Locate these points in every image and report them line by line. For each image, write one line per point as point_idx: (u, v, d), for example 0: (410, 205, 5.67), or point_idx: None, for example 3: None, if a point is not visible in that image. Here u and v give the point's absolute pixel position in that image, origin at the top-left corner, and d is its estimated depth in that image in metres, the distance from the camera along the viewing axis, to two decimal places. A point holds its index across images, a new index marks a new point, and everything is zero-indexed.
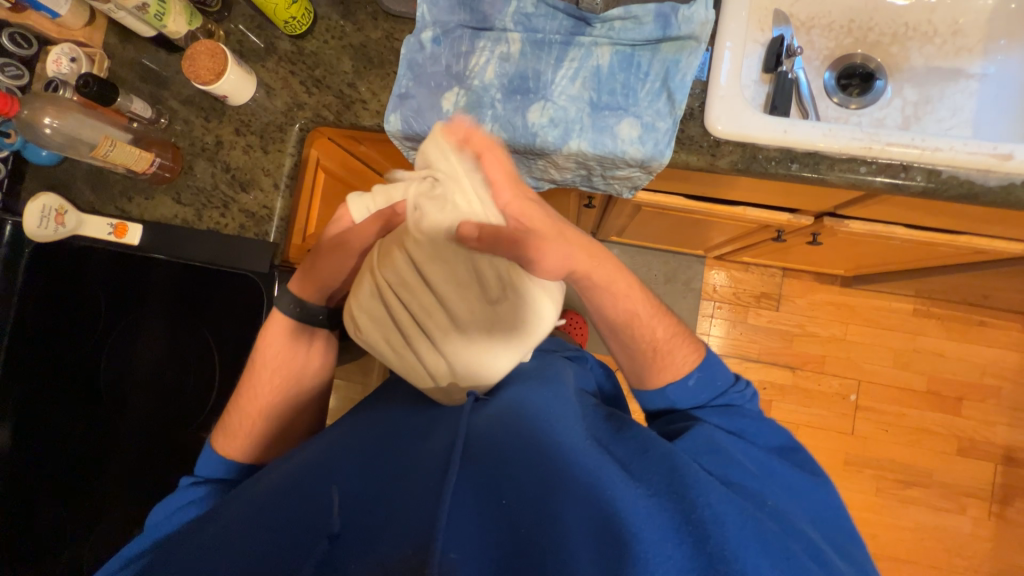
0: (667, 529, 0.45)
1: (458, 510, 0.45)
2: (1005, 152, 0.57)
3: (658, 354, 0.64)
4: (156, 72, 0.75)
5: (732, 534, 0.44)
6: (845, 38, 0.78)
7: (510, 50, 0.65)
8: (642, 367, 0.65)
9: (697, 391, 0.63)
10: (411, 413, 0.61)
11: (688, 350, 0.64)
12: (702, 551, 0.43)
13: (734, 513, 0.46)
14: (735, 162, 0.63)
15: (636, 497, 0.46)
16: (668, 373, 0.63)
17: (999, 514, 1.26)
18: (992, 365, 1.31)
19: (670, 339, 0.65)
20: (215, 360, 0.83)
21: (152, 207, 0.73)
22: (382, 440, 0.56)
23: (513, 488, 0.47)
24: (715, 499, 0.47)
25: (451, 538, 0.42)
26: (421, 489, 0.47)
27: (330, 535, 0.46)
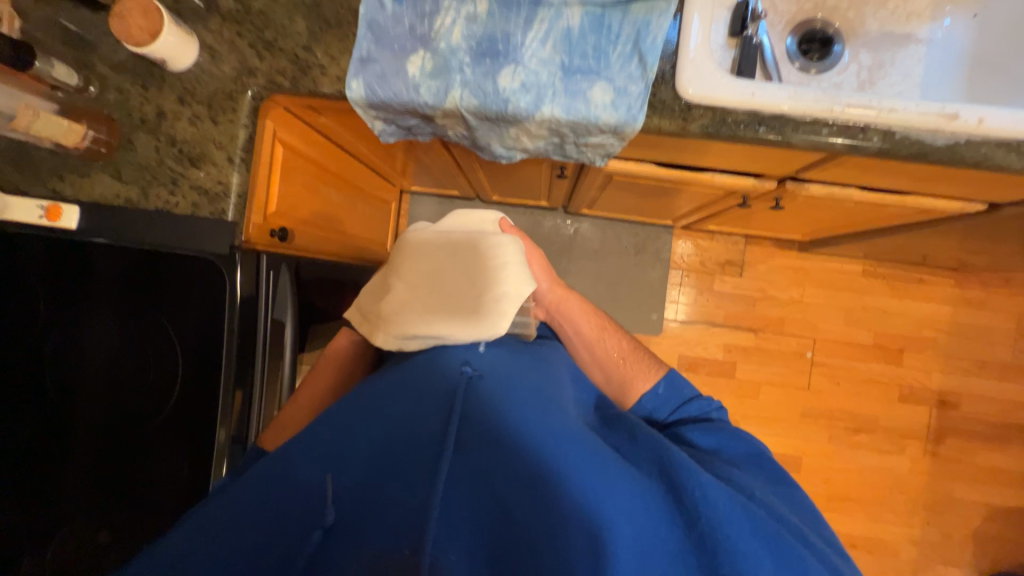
0: (660, 515, 0.47)
1: (451, 496, 0.46)
2: (951, 112, 0.60)
3: (629, 367, 0.72)
4: (80, 35, 0.67)
5: (723, 511, 0.46)
6: (806, 2, 0.79)
7: (477, 11, 0.62)
8: (617, 377, 0.72)
9: (666, 398, 0.68)
10: (393, 380, 0.59)
11: (650, 362, 0.73)
12: (695, 532, 0.45)
13: (724, 495, 0.47)
14: (706, 126, 0.63)
15: (627, 482, 0.48)
16: (638, 386, 0.69)
17: (933, 452, 1.40)
18: (929, 319, 1.43)
19: (632, 353, 0.74)
20: (164, 359, 0.71)
21: (89, 187, 0.66)
22: (367, 419, 0.55)
23: (506, 472, 0.48)
24: (706, 480, 0.48)
25: (443, 540, 0.42)
26: (414, 474, 0.48)
27: (324, 526, 0.45)
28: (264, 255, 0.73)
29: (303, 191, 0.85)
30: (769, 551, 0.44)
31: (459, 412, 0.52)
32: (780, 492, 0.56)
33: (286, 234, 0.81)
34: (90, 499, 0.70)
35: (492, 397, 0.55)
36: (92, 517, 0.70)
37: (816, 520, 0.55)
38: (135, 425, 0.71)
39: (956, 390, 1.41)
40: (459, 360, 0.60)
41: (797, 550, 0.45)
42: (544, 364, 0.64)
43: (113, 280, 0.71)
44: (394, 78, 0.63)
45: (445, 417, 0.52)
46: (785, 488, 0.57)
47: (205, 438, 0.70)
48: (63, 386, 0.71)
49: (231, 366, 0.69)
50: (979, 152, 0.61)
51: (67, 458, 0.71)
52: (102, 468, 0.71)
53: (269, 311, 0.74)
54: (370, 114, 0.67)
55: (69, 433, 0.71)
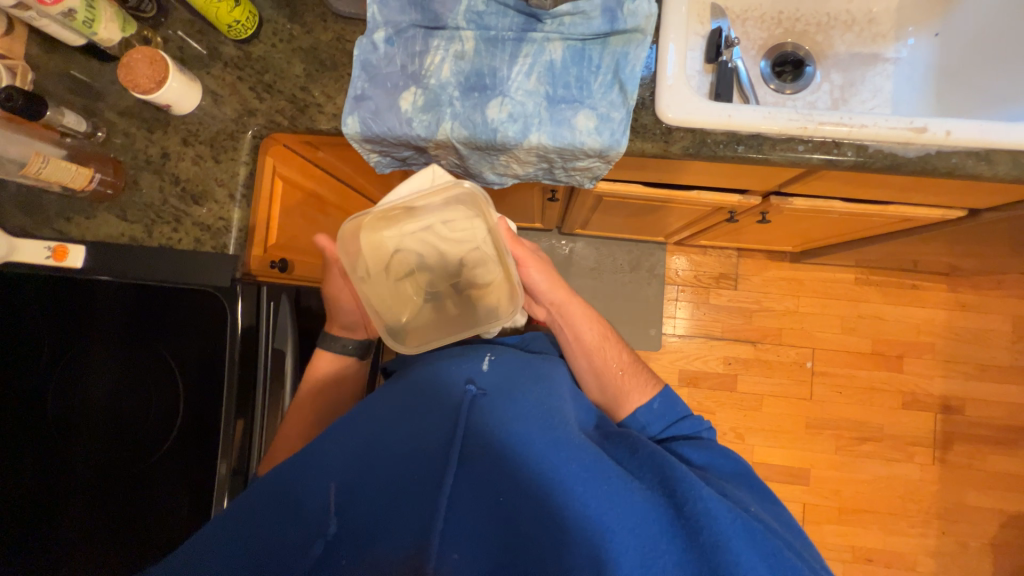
0: (663, 526, 0.46)
1: (457, 507, 0.48)
2: (920, 125, 0.62)
3: (624, 380, 0.71)
4: (89, 84, 0.71)
5: (725, 525, 0.45)
6: (776, 28, 0.84)
7: (464, 49, 0.66)
8: (610, 387, 0.71)
9: (661, 415, 0.68)
10: (398, 389, 0.61)
11: (646, 378, 0.72)
12: (696, 543, 0.45)
13: (725, 507, 0.47)
14: (687, 147, 0.66)
15: (630, 494, 0.48)
16: (631, 403, 0.69)
17: (942, 459, 1.38)
18: (926, 324, 1.43)
19: (631, 366, 0.73)
20: (165, 392, 0.71)
21: (95, 227, 0.69)
22: (376, 429, 0.55)
23: (511, 483, 0.49)
24: (706, 492, 0.48)
25: (447, 540, 0.46)
26: (422, 487, 0.50)
27: (325, 537, 0.49)
28: (265, 287, 0.74)
29: (302, 222, 0.88)
30: (768, 564, 0.44)
31: (466, 426, 0.52)
32: (762, 504, 0.57)
33: (284, 264, 0.83)
34: (90, 538, 0.70)
35: (497, 410, 0.54)
36: (92, 555, 0.70)
37: (803, 538, 0.55)
38: (136, 461, 0.70)
39: (959, 395, 1.41)
40: (464, 376, 0.59)
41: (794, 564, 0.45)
42: (548, 377, 0.64)
43: (114, 316, 0.72)
44: (387, 113, 0.66)
45: (451, 430, 0.53)
46: (779, 507, 0.58)
47: (206, 472, 0.69)
48: (66, 424, 0.71)
49: (232, 398, 0.69)
50: (950, 162, 0.63)
51: (67, 497, 0.70)
52: (101, 506, 0.70)
53: (270, 343, 0.75)
54: (365, 147, 0.70)
55: (70, 471, 0.70)
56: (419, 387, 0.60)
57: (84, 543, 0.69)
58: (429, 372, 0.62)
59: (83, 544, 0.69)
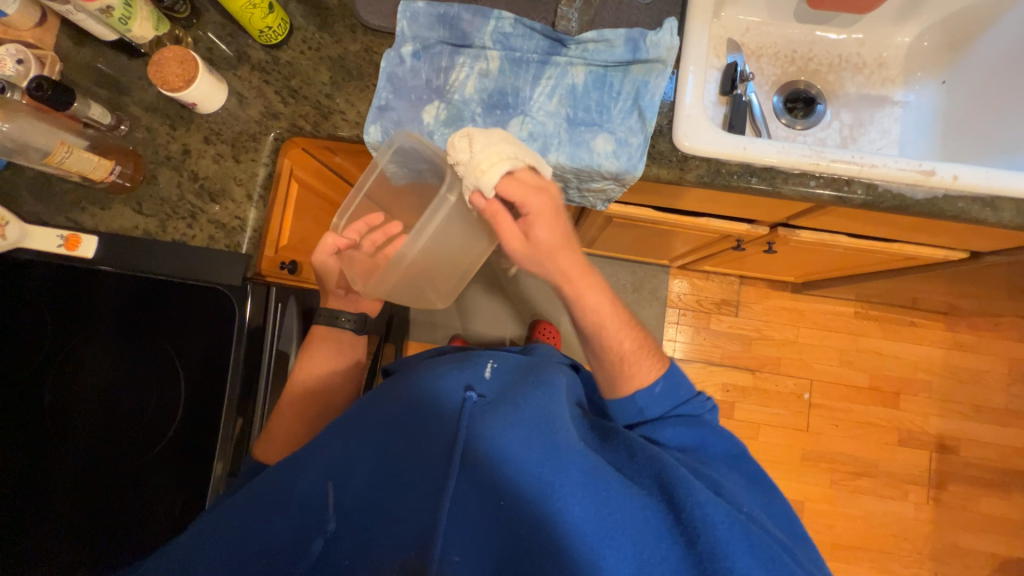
0: (661, 532, 0.46)
1: (456, 511, 0.48)
2: (928, 168, 0.64)
3: (628, 366, 0.64)
4: (115, 78, 0.72)
5: (725, 533, 0.44)
6: (789, 66, 0.87)
7: (489, 67, 0.68)
8: (611, 375, 0.65)
9: (664, 399, 0.63)
10: (389, 389, 0.58)
11: (654, 360, 0.65)
12: (694, 551, 0.45)
13: (725, 513, 0.45)
14: (701, 175, 0.67)
15: (628, 499, 0.47)
16: (635, 382, 0.63)
17: (936, 498, 1.38)
18: (923, 361, 1.44)
19: (636, 350, 0.65)
20: (163, 388, 0.70)
21: (110, 218, 0.69)
22: (373, 428, 0.54)
23: (510, 487, 0.47)
24: (705, 497, 0.46)
25: (449, 542, 0.47)
26: (423, 488, 0.50)
27: (325, 534, 0.48)
28: (274, 287, 0.75)
29: (312, 224, 0.88)
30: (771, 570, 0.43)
31: (466, 427, 0.51)
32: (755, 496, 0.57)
33: (295, 266, 0.83)
34: (73, 535, 0.68)
35: (498, 412, 0.52)
36: (73, 552, 0.67)
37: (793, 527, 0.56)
38: (127, 457, 0.69)
39: (954, 434, 1.41)
40: (465, 378, 0.57)
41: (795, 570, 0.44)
42: (551, 379, 0.58)
43: (118, 308, 0.71)
44: (410, 125, 0.67)
45: (452, 433, 0.52)
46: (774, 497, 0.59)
47: (200, 472, 0.68)
48: (60, 415, 0.69)
49: (234, 399, 0.69)
50: (956, 206, 0.65)
51: (51, 491, 0.68)
52: (88, 502, 0.68)
53: (276, 343, 0.75)
54: None
55: (58, 464, 0.69)
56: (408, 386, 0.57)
57: (66, 540, 0.67)
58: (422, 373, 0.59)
59: (65, 541, 0.67)
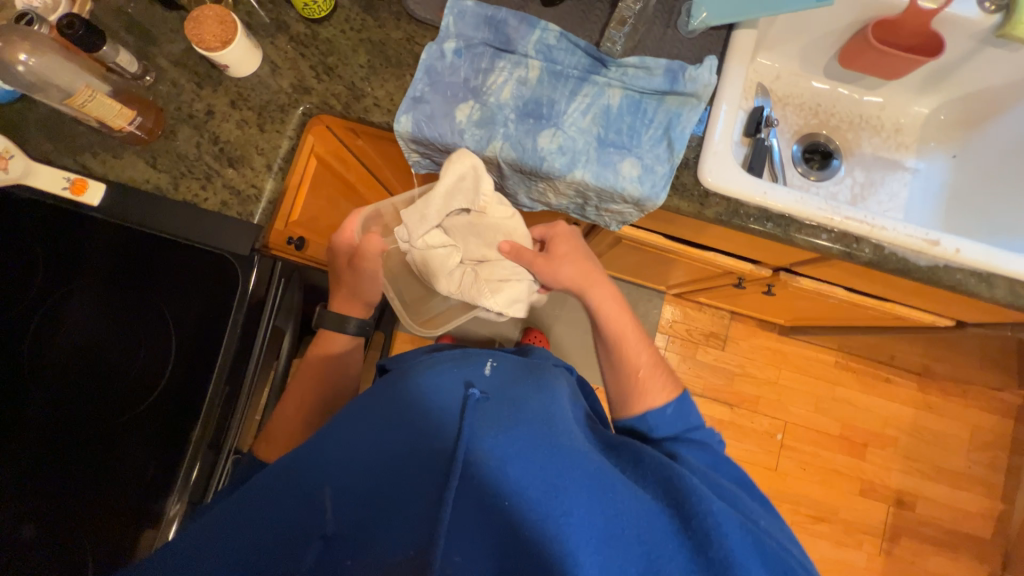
0: (670, 536, 0.47)
1: (460, 511, 0.47)
2: (934, 238, 0.67)
3: (640, 382, 0.69)
4: (145, 26, 0.70)
5: (733, 539, 0.46)
6: (812, 118, 0.89)
7: (528, 76, 0.68)
8: (627, 394, 0.69)
9: (674, 420, 0.65)
10: (390, 384, 0.57)
11: (665, 385, 0.68)
12: (703, 556, 0.46)
13: (733, 521, 0.47)
14: (719, 213, 0.69)
15: (635, 501, 0.48)
16: (647, 402, 0.67)
17: (888, 551, 1.42)
18: (892, 417, 1.49)
19: (651, 368, 0.70)
20: (149, 347, 0.68)
21: (121, 167, 0.68)
22: (373, 425, 0.54)
23: (515, 489, 0.47)
24: (716, 506, 0.47)
25: (452, 544, 0.45)
26: (426, 484, 0.49)
27: (324, 535, 0.49)
28: (280, 262, 0.74)
29: (325, 203, 0.87)
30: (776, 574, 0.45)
31: (467, 427, 0.51)
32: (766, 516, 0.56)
33: (301, 243, 0.82)
34: (31, 490, 0.64)
35: (498, 417, 0.53)
36: (29, 509, 0.64)
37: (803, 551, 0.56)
38: (102, 413, 0.66)
39: (913, 492, 1.46)
40: (463, 376, 0.57)
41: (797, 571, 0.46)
42: (551, 386, 0.60)
43: (113, 262, 0.68)
44: (442, 120, 0.67)
45: (452, 433, 0.52)
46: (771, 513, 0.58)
47: (178, 440, 0.66)
48: (37, 363, 0.67)
49: (224, 369, 0.67)
50: (954, 277, 0.68)
51: (14, 438, 0.65)
52: (52, 455, 0.65)
53: (273, 318, 0.74)
54: (410, 147, 0.71)
55: (26, 410, 0.66)
56: (411, 386, 0.56)
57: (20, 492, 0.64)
58: (424, 370, 0.58)
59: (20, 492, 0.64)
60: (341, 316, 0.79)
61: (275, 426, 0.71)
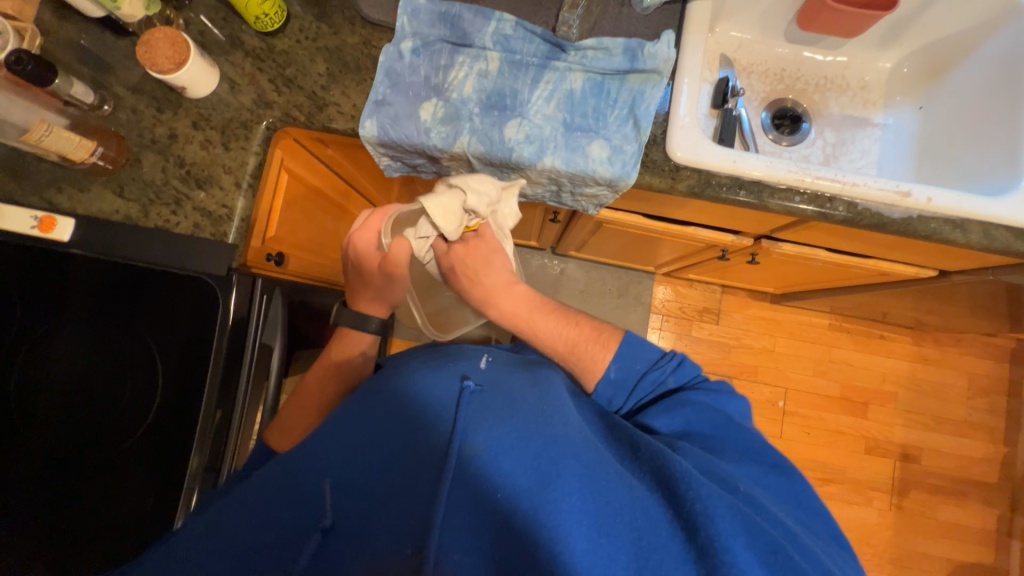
0: (662, 522, 0.46)
1: (453, 505, 0.48)
2: (905, 190, 0.67)
3: (579, 353, 0.68)
4: (99, 56, 0.69)
5: (724, 526, 0.44)
6: (778, 84, 0.90)
7: (488, 68, 0.68)
8: (573, 372, 0.69)
9: (620, 381, 0.66)
10: (385, 385, 0.58)
11: (599, 347, 0.68)
12: (694, 544, 0.45)
13: (726, 506, 0.46)
14: (692, 186, 0.69)
15: (626, 493, 0.48)
16: (590, 373, 0.67)
17: (898, 505, 1.44)
18: (890, 373, 1.51)
19: (575, 338, 0.69)
20: (136, 378, 0.67)
21: (88, 201, 0.67)
22: (368, 421, 0.54)
23: (507, 480, 0.48)
24: (706, 491, 0.46)
25: (447, 540, 0.46)
26: (422, 482, 0.49)
27: (322, 528, 0.48)
28: (260, 280, 0.73)
29: (300, 217, 0.86)
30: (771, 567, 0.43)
31: (461, 420, 0.52)
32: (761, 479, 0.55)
33: (281, 258, 0.82)
34: (32, 530, 0.64)
35: (492, 407, 0.54)
36: (31, 549, 0.64)
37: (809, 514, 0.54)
38: (96, 447, 0.66)
39: (917, 444, 1.47)
40: (459, 370, 0.59)
41: (799, 563, 0.44)
42: (546, 378, 0.61)
43: (89, 293, 0.68)
44: (406, 121, 0.66)
45: (447, 427, 0.52)
46: (785, 483, 0.55)
47: (175, 467, 0.66)
48: (27, 402, 0.66)
49: (214, 389, 0.67)
50: (929, 226, 0.68)
51: (11, 482, 0.65)
52: (50, 496, 0.65)
53: (258, 335, 0.73)
54: (379, 151, 0.71)
55: (19, 453, 0.66)
56: (404, 386, 0.57)
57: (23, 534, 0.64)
58: (419, 368, 0.60)
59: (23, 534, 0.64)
60: (360, 315, 0.74)
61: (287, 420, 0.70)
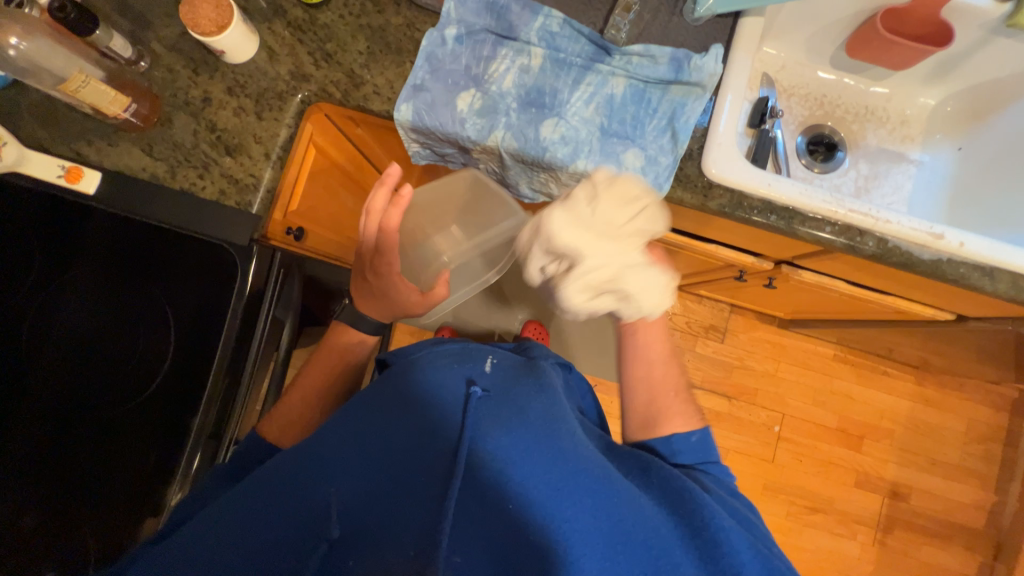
0: (675, 543, 0.48)
1: (463, 513, 0.47)
2: (938, 232, 0.66)
3: (662, 407, 0.65)
4: (139, 11, 0.69)
5: (742, 553, 0.47)
6: (817, 109, 0.88)
7: (531, 64, 0.67)
8: (653, 415, 0.65)
9: (695, 449, 0.62)
10: (394, 383, 0.57)
11: (685, 417, 0.65)
12: (712, 568, 0.46)
13: (742, 536, 0.48)
14: (723, 205, 0.68)
15: (643, 511, 0.49)
16: (670, 426, 0.63)
17: (882, 541, 1.44)
18: (889, 410, 1.50)
19: (674, 402, 0.66)
20: (149, 337, 0.68)
21: (115, 155, 0.66)
22: (378, 422, 0.54)
23: (521, 490, 0.48)
24: (726, 522, 0.48)
25: (453, 542, 0.46)
26: (431, 489, 0.49)
27: (329, 540, 0.46)
28: (280, 253, 0.73)
29: (322, 193, 0.86)
30: None
31: (471, 426, 0.51)
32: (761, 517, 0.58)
33: (300, 233, 0.81)
34: (31, 478, 0.65)
35: (503, 415, 0.53)
36: (30, 496, 0.64)
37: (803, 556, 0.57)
38: (102, 404, 0.66)
39: (908, 483, 1.47)
40: (466, 373, 0.58)
41: None
42: (551, 386, 0.61)
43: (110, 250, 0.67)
44: (443, 108, 0.66)
45: (456, 431, 0.52)
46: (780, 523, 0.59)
47: (178, 432, 0.66)
48: (35, 350, 0.66)
49: (225, 359, 0.67)
50: (958, 271, 0.67)
51: (12, 429, 0.65)
52: (51, 446, 0.65)
53: (271, 310, 0.72)
54: (410, 136, 0.70)
55: (24, 399, 0.66)
56: (409, 387, 0.56)
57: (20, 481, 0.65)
58: (424, 367, 0.58)
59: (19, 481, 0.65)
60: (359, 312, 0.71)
61: (288, 404, 0.69)
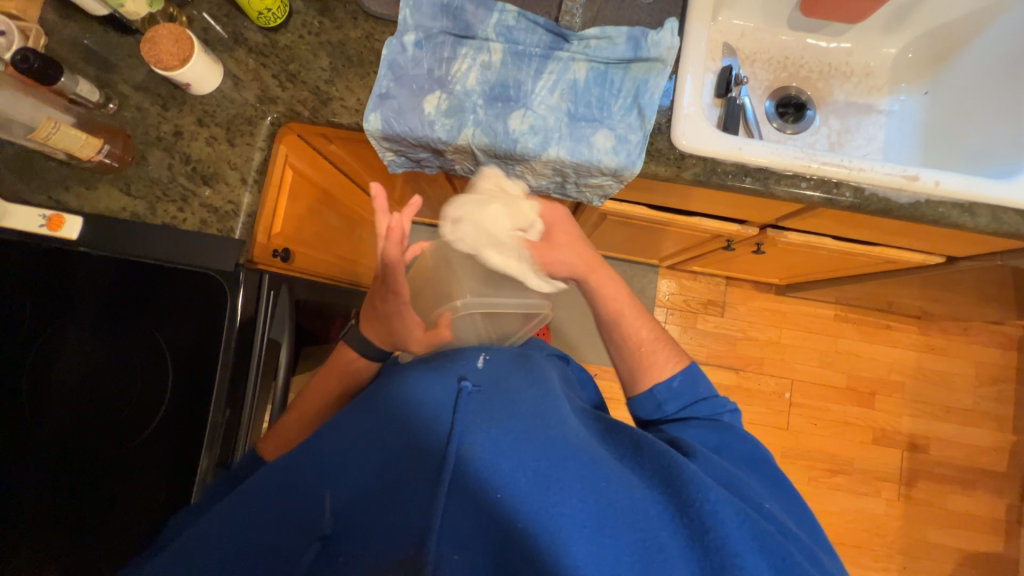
0: (664, 523, 0.47)
1: (453, 508, 0.47)
2: (912, 174, 0.67)
3: (647, 354, 0.67)
4: (103, 55, 0.70)
5: (730, 529, 0.46)
6: (782, 72, 0.89)
7: (492, 59, 0.68)
8: (633, 365, 0.68)
9: (681, 392, 0.65)
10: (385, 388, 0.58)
11: (671, 354, 0.68)
12: (700, 543, 0.46)
13: (732, 511, 0.47)
14: (697, 174, 0.69)
15: (631, 491, 0.48)
16: (653, 373, 0.66)
17: (906, 495, 1.43)
18: (896, 363, 1.50)
19: (654, 341, 0.69)
20: (146, 374, 0.68)
21: (95, 198, 0.67)
22: (370, 424, 0.54)
23: (508, 482, 0.47)
24: (714, 495, 0.47)
25: (446, 540, 0.45)
26: (421, 485, 0.49)
27: (323, 536, 0.48)
28: (267, 275, 0.73)
29: (305, 213, 0.86)
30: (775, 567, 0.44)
31: (459, 423, 0.51)
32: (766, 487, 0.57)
33: (287, 254, 0.82)
34: (48, 526, 0.65)
35: (490, 409, 0.53)
36: (48, 544, 0.65)
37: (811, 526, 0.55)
38: (108, 445, 0.66)
39: (925, 433, 1.47)
40: (457, 371, 0.58)
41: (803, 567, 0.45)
42: (542, 379, 0.62)
43: (99, 291, 0.68)
44: (411, 113, 0.66)
45: (444, 429, 0.52)
46: (789, 497, 0.57)
47: (183, 464, 0.66)
48: (36, 401, 0.67)
49: (223, 385, 0.67)
50: (937, 210, 0.68)
51: (25, 479, 0.66)
52: (62, 493, 0.66)
53: (266, 333, 0.72)
54: (383, 145, 0.71)
55: (31, 449, 0.66)
56: (398, 390, 0.56)
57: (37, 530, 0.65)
58: (417, 368, 0.59)
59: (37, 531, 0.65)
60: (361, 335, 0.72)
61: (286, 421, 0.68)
